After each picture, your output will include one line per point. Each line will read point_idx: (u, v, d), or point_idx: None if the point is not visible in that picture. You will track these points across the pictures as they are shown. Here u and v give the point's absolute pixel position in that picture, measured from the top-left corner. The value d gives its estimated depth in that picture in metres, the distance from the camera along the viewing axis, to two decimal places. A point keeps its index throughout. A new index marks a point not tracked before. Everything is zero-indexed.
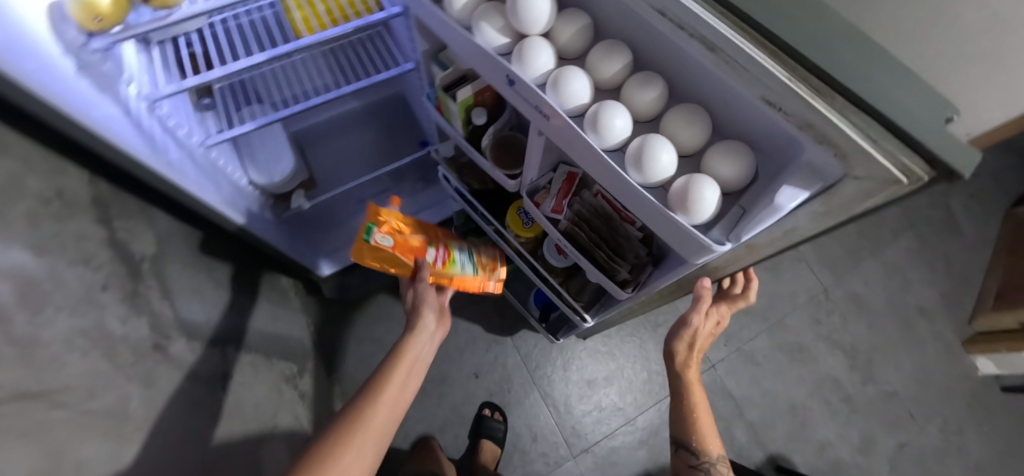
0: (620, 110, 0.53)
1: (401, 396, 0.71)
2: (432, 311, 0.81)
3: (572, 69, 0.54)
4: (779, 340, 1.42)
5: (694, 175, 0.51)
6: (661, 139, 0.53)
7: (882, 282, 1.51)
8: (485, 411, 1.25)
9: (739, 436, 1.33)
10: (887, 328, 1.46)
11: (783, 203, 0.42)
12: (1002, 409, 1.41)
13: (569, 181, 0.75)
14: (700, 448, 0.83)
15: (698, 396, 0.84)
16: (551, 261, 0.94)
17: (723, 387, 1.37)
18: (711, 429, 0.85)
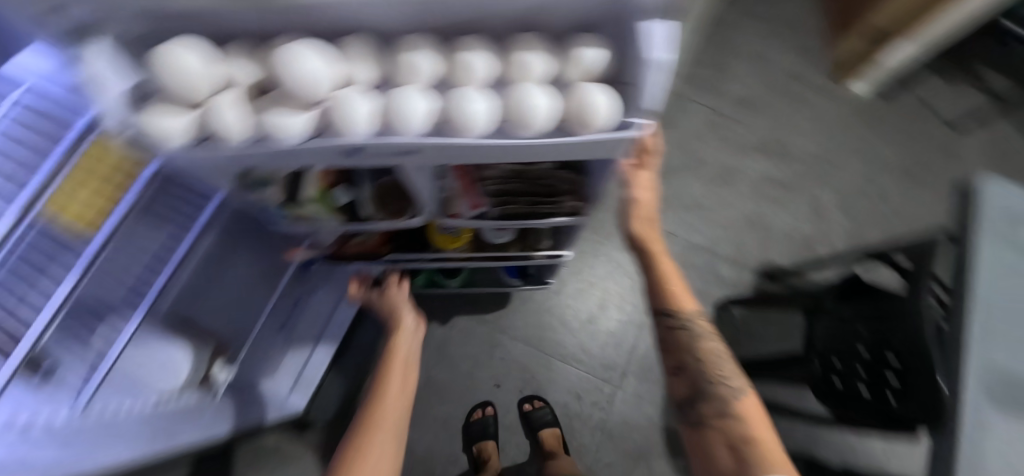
0: (476, 92, 0.41)
1: (405, 381, 0.80)
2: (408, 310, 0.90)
3: (398, 92, 0.40)
4: (709, 174, 1.51)
5: (575, 86, 0.43)
6: (528, 82, 0.42)
7: (753, 73, 1.61)
8: (526, 406, 1.26)
9: (728, 272, 1.42)
10: (778, 108, 1.59)
11: (655, 53, 0.38)
12: (888, 113, 1.60)
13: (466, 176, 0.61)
14: (677, 308, 0.78)
15: (663, 265, 0.80)
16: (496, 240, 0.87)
17: (694, 242, 1.45)
18: (685, 292, 0.80)
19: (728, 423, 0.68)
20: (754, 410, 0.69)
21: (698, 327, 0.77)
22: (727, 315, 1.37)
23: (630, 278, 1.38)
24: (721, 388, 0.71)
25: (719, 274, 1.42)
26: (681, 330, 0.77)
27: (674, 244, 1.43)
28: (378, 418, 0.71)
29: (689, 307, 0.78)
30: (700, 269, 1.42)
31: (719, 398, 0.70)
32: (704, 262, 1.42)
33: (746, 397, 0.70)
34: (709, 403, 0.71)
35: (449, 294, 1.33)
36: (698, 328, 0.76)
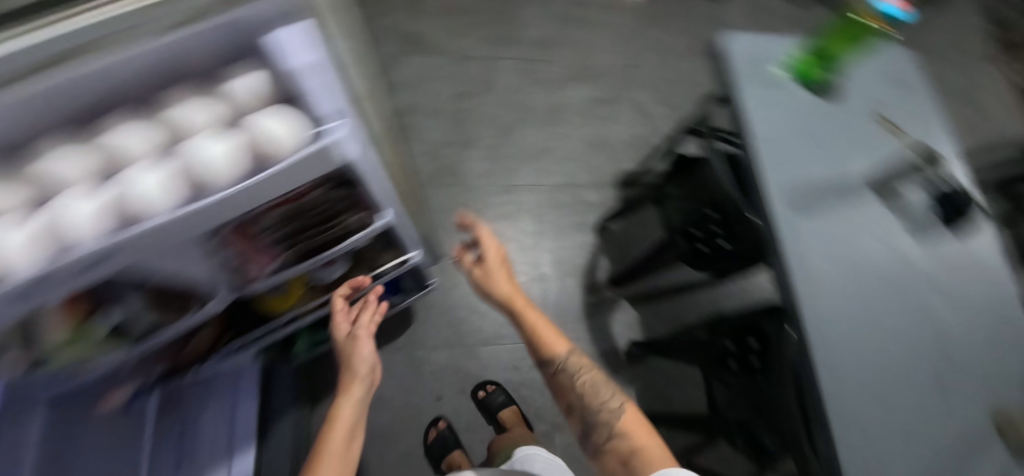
0: (137, 172, 0.36)
1: (352, 426, 0.81)
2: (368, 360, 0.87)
3: (55, 208, 0.34)
4: (542, 118, 1.58)
5: (246, 121, 0.39)
6: (197, 138, 0.37)
7: (539, 14, 1.72)
8: (480, 393, 1.27)
9: (592, 196, 1.51)
10: (574, 37, 1.71)
11: (302, 54, 0.38)
12: (660, 9, 1.80)
13: (240, 230, 0.49)
14: (550, 352, 0.86)
15: (531, 320, 0.90)
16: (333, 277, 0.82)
17: (556, 181, 1.51)
18: (555, 336, 0.87)
19: (616, 443, 0.74)
20: (633, 422, 0.75)
21: (573, 363, 0.85)
22: (608, 233, 1.46)
23: (513, 241, 1.42)
24: (602, 412, 0.78)
25: (587, 200, 1.50)
26: (559, 372, 0.85)
27: (540, 192, 1.48)
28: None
29: (560, 347, 0.86)
30: (570, 204, 1.49)
31: (603, 425, 0.77)
32: (570, 197, 1.50)
33: (619, 416, 0.76)
34: (598, 432, 0.77)
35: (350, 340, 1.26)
36: (573, 367, 0.84)
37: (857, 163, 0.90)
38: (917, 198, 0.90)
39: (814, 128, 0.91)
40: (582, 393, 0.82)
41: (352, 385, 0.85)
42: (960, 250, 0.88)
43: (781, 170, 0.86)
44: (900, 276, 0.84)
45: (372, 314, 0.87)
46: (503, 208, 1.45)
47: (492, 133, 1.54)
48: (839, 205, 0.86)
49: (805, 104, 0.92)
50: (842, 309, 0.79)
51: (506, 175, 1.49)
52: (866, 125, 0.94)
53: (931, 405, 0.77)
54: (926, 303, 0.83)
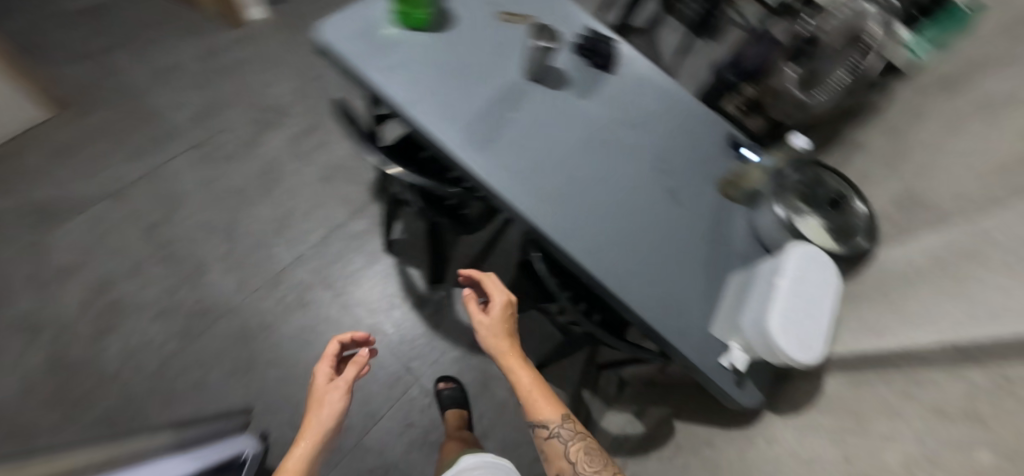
0: None
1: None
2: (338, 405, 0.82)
3: None
4: (259, 186, 1.37)
5: None
6: None
7: (172, 91, 1.48)
8: (440, 385, 1.25)
9: (359, 224, 1.39)
10: (233, 90, 1.50)
11: None
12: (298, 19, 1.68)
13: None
14: (536, 420, 0.83)
15: (522, 380, 0.84)
16: None
17: (319, 235, 1.36)
18: (547, 402, 0.82)
19: None
20: None
21: (566, 430, 0.82)
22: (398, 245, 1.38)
23: (320, 322, 1.26)
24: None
25: (356, 232, 1.38)
26: (552, 437, 0.82)
27: (311, 257, 1.33)
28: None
29: (546, 414, 0.82)
30: (345, 247, 1.36)
31: None
32: (340, 242, 1.36)
33: None
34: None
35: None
36: (565, 437, 0.81)
37: (507, 67, 0.92)
38: (567, 64, 0.97)
39: (453, 65, 0.90)
40: (574, 462, 0.79)
41: (312, 423, 0.79)
42: (622, 82, 0.99)
43: (448, 124, 0.84)
44: (597, 137, 0.91)
45: (357, 363, 0.84)
46: (285, 302, 1.26)
47: (213, 240, 1.29)
48: (517, 115, 0.88)
49: (430, 49, 0.90)
50: (571, 201, 0.84)
51: (262, 268, 1.28)
52: (492, 30, 0.96)
53: (674, 219, 0.89)
54: (626, 143, 0.93)
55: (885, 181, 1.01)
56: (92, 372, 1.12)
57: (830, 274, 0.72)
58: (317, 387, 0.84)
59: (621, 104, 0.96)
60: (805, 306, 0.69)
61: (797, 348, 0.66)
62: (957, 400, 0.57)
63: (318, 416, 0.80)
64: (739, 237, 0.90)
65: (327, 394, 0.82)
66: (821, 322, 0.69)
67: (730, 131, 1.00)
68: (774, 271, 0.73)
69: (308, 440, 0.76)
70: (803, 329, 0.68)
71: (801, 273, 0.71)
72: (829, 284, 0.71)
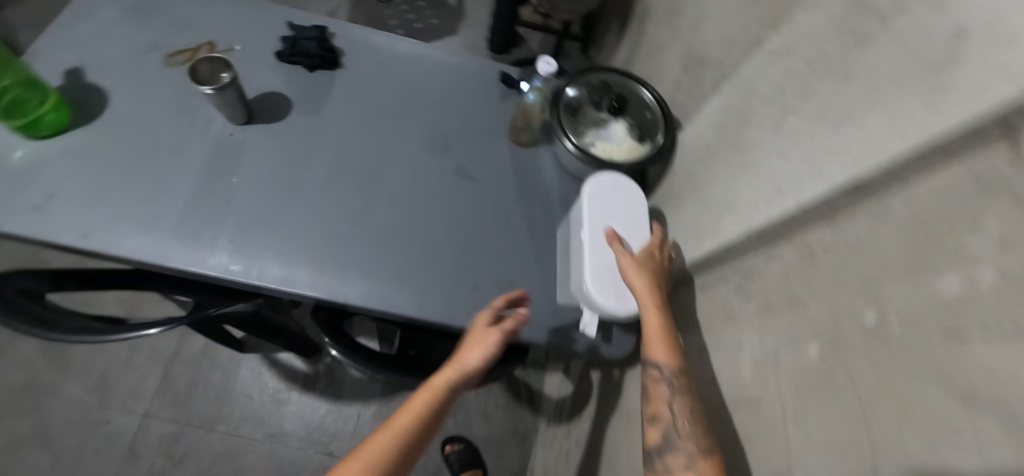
0: None
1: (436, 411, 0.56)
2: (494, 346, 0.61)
3: None
4: (48, 363, 1.10)
5: None
6: None
7: None
8: (449, 446, 1.17)
9: (196, 341, 1.17)
10: None
11: None
12: None
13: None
14: (647, 358, 0.57)
15: (648, 324, 0.58)
16: None
17: (155, 376, 1.13)
18: (669, 354, 0.56)
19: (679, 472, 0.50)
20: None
21: (677, 384, 0.54)
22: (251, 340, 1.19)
23: (209, 467, 1.09)
24: (686, 441, 0.51)
25: (200, 349, 1.17)
26: (659, 382, 0.55)
27: (159, 405, 1.11)
28: (354, 462, 0.50)
29: (661, 361, 0.55)
30: (195, 372, 1.15)
31: (672, 455, 0.51)
32: (186, 367, 1.15)
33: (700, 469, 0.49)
34: (668, 463, 0.51)
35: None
36: (677, 388, 0.54)
37: (206, 123, 0.74)
38: (279, 82, 0.79)
39: (131, 152, 0.71)
40: (676, 414, 0.53)
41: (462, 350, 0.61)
42: (358, 73, 0.83)
43: (154, 229, 0.66)
44: (355, 151, 0.76)
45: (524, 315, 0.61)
46: (157, 470, 1.07)
47: (31, 456, 1.03)
48: (244, 175, 0.72)
49: (93, 147, 0.70)
50: (348, 243, 0.71)
51: (107, 452, 1.06)
52: (166, 86, 0.76)
53: (477, 199, 0.77)
54: (391, 141, 0.78)
55: (671, 46, 0.94)
56: None
57: (634, 201, 0.67)
58: (484, 324, 0.63)
59: (368, 98, 0.81)
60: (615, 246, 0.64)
61: (624, 299, 0.62)
62: (776, 284, 0.52)
63: (470, 348, 0.60)
64: (552, 183, 0.81)
65: (484, 334, 0.61)
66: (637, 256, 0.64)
67: (501, 69, 0.88)
68: (577, 220, 0.67)
69: (453, 368, 0.58)
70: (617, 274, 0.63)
71: (602, 210, 0.65)
72: (636, 209, 0.67)
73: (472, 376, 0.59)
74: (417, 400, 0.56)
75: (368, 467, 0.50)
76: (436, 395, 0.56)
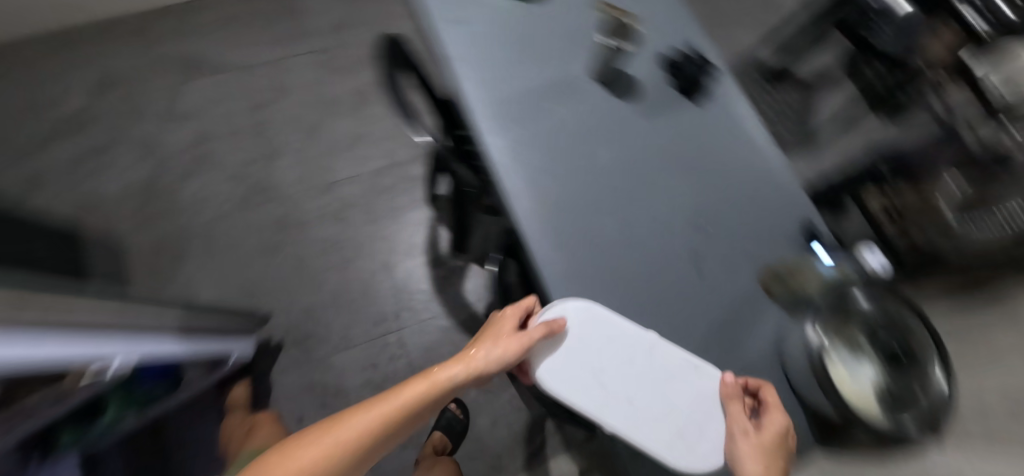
0: None
1: (435, 393, 0.63)
2: (512, 352, 0.62)
3: None
4: (348, 105, 1.47)
5: None
6: None
7: (320, 3, 1.58)
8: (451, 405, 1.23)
9: (417, 168, 1.42)
10: (362, 8, 1.59)
11: None
12: None
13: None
14: None
15: None
16: None
17: (377, 168, 1.42)
18: None
19: None
20: None
21: None
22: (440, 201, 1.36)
23: (342, 242, 1.35)
24: None
25: (409, 177, 1.41)
26: None
27: (361, 182, 1.40)
28: (359, 414, 0.60)
29: None
30: (393, 187, 1.40)
31: None
32: (395, 177, 1.41)
33: None
34: None
35: (180, 412, 1.20)
36: None
37: (572, 59, 0.82)
38: (645, 75, 0.83)
39: (513, 34, 0.83)
40: None
41: (477, 351, 0.65)
42: (703, 119, 0.82)
43: (479, 93, 0.78)
44: (639, 167, 0.78)
45: (559, 323, 0.61)
46: (323, 212, 1.37)
47: (296, 141, 1.43)
48: (557, 112, 0.79)
49: (505, 17, 0.83)
50: (569, 215, 0.73)
51: (318, 176, 1.40)
52: (588, 15, 0.86)
53: (682, 289, 0.72)
54: (670, 186, 0.78)
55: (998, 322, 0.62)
56: (171, 199, 1.34)
57: (609, 327, 0.63)
58: (500, 334, 0.66)
59: (688, 142, 0.81)
60: (633, 394, 0.62)
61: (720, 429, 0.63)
62: None
63: (488, 347, 0.64)
64: (752, 345, 0.71)
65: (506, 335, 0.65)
66: (670, 383, 0.63)
67: (811, 216, 0.78)
68: (595, 363, 0.62)
69: (465, 362, 0.64)
70: (671, 410, 0.62)
71: (586, 368, 0.62)
72: (602, 341, 0.63)
73: (482, 374, 0.64)
74: (423, 381, 0.63)
75: (373, 421, 0.60)
76: (439, 383, 0.63)
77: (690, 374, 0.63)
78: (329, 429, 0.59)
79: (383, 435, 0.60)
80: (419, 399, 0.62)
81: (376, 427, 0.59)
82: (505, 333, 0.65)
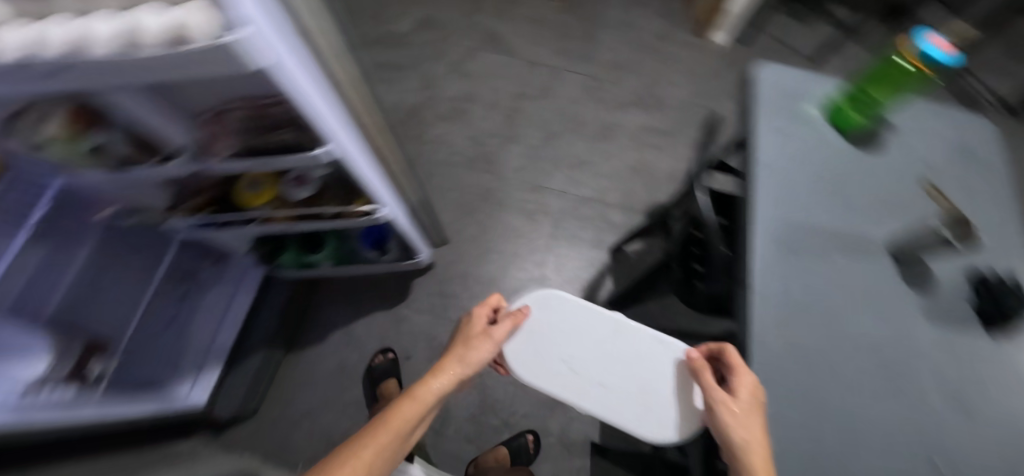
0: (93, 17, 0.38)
1: (428, 404, 0.78)
2: (485, 355, 0.81)
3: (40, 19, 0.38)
4: (589, 134, 1.58)
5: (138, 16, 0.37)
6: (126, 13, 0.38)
7: (614, 43, 1.73)
8: (530, 436, 1.22)
9: (618, 217, 1.47)
10: (645, 64, 1.70)
11: None
12: (747, 55, 1.73)
13: (215, 118, 0.57)
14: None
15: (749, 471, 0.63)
16: (301, 194, 0.74)
17: (582, 196, 1.50)
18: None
19: None
20: None
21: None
22: (623, 255, 1.40)
23: (521, 238, 1.44)
24: None
25: (605, 220, 1.47)
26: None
27: (564, 200, 1.49)
28: (373, 437, 0.72)
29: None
30: (587, 219, 1.47)
31: None
32: (593, 212, 1.48)
33: None
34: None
35: (338, 288, 1.39)
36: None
37: (876, 222, 0.78)
38: (949, 278, 0.76)
39: (828, 169, 0.81)
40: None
41: (453, 365, 0.81)
42: (994, 356, 0.72)
43: (772, 202, 0.77)
44: (898, 362, 0.70)
45: (525, 311, 0.84)
46: (521, 205, 1.47)
47: (532, 138, 1.56)
48: (839, 260, 0.75)
49: (829, 151, 0.83)
50: (804, 364, 0.68)
51: (534, 175, 1.51)
52: (909, 190, 0.82)
53: None
54: (924, 402, 0.69)
55: None
56: (420, 129, 1.56)
57: (575, 312, 0.85)
58: (466, 343, 0.82)
59: (964, 370, 0.71)
60: (594, 370, 0.82)
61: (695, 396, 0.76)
62: None
63: (465, 361, 0.80)
64: None
65: (483, 346, 0.81)
66: (630, 358, 0.81)
67: None
68: (560, 345, 0.83)
69: (445, 378, 0.80)
70: (633, 383, 0.80)
71: (558, 350, 0.83)
72: (560, 329, 0.84)
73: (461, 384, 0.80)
74: (420, 397, 0.77)
75: (387, 439, 0.72)
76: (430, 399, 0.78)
77: (652, 354, 0.81)
78: (352, 451, 0.70)
79: (393, 451, 0.73)
80: (419, 413, 0.76)
81: (390, 443, 0.73)
82: (475, 335, 0.83)
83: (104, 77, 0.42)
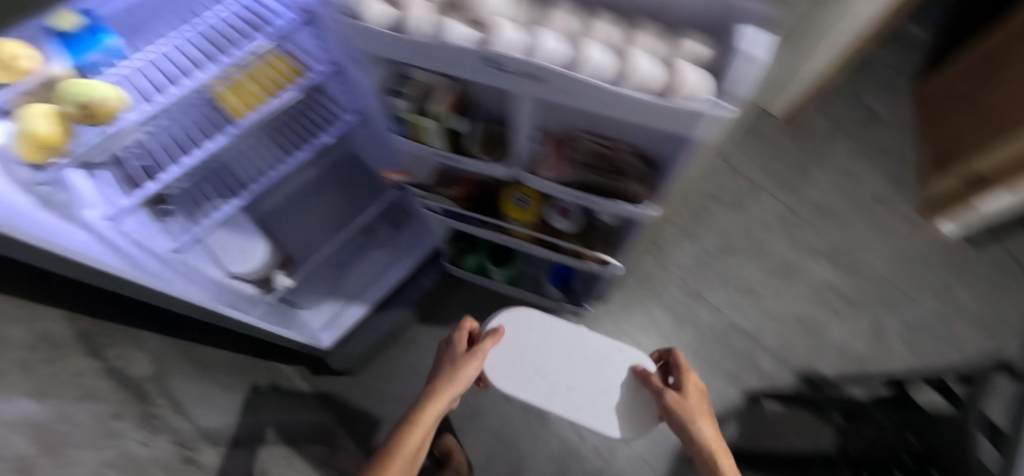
0: (592, 45, 0.42)
1: (427, 429, 0.78)
2: (470, 370, 0.84)
3: (542, 30, 0.42)
4: (768, 265, 1.48)
5: (640, 60, 0.41)
6: (627, 53, 0.41)
7: (827, 187, 1.62)
8: None
9: (766, 364, 1.36)
10: (853, 221, 1.57)
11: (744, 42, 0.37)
12: (975, 260, 1.52)
13: (556, 143, 0.61)
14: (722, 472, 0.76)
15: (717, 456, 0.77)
16: (561, 227, 0.76)
17: (735, 324, 1.40)
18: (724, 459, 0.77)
19: None
20: None
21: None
22: (759, 409, 1.32)
23: (658, 336, 1.37)
24: None
25: (750, 360, 1.36)
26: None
27: (715, 319, 1.40)
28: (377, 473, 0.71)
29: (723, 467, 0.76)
30: (732, 351, 1.37)
31: None
32: (740, 347, 1.37)
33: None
34: None
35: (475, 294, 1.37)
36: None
37: None
38: None
39: None
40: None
41: (443, 384, 0.82)
42: None
43: None
44: None
45: (497, 331, 0.91)
46: (670, 304, 1.41)
47: (706, 244, 1.49)
48: None
49: None
50: None
51: (695, 280, 1.44)
52: None
53: None
54: None
55: None
56: None
57: (538, 328, 0.97)
58: (455, 363, 0.85)
59: None
60: (559, 373, 0.94)
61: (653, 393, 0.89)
62: None
63: (453, 379, 0.82)
64: None
65: (468, 365, 0.85)
66: (586, 365, 0.94)
67: None
68: (530, 358, 0.95)
69: (437, 398, 0.80)
70: (591, 382, 0.93)
71: (530, 361, 0.95)
72: (531, 345, 0.96)
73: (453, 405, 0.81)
74: (418, 425, 0.77)
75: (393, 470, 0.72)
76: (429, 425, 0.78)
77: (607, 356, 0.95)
78: None
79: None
80: (422, 436, 0.77)
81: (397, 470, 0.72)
82: (467, 353, 0.87)
83: (555, 94, 0.45)
